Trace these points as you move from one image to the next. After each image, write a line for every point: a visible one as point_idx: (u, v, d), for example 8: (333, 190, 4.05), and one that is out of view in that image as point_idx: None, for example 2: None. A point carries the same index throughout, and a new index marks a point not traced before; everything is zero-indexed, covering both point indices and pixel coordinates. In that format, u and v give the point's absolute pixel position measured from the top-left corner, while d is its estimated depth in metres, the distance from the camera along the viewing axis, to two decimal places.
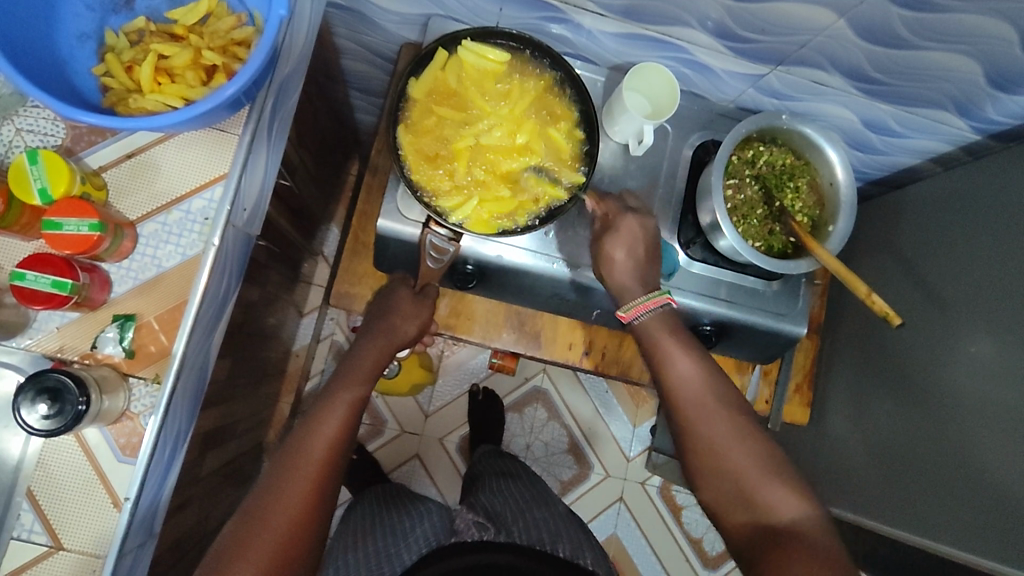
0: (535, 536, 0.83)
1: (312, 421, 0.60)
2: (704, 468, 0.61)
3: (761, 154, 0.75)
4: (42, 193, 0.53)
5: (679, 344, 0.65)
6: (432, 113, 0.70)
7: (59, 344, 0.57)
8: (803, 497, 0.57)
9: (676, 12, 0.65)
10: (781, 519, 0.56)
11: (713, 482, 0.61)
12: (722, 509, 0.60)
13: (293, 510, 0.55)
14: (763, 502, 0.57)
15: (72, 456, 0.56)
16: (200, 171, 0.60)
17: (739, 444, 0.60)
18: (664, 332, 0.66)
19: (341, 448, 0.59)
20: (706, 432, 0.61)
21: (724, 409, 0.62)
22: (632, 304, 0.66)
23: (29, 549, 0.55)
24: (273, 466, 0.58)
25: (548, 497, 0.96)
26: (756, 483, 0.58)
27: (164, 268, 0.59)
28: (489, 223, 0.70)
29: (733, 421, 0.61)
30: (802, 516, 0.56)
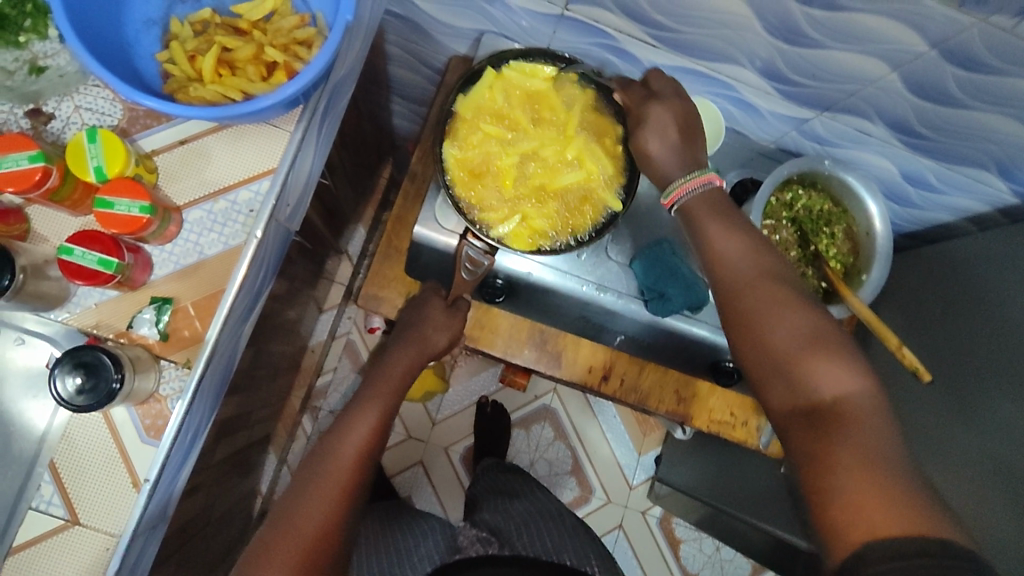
0: (540, 549, 0.82)
1: (342, 429, 0.60)
2: (744, 342, 0.52)
3: (799, 198, 0.76)
4: (98, 171, 0.54)
5: (718, 217, 0.55)
6: (478, 131, 0.71)
7: (96, 320, 0.58)
8: (854, 367, 0.48)
9: (728, 49, 0.66)
10: (824, 395, 0.47)
11: (751, 354, 0.51)
12: (764, 386, 0.51)
13: (320, 515, 0.55)
14: (806, 376, 0.48)
15: (98, 432, 0.57)
16: (248, 165, 0.61)
17: (785, 309, 0.50)
18: (706, 210, 0.56)
19: (372, 451, 0.60)
20: (750, 300, 0.51)
21: (770, 277, 0.52)
22: (672, 188, 0.58)
23: (45, 521, 0.56)
24: (304, 470, 0.58)
25: (555, 509, 0.95)
26: (800, 354, 0.49)
27: (205, 255, 0.60)
28: (527, 240, 0.71)
29: (778, 285, 0.51)
30: (855, 389, 0.47)
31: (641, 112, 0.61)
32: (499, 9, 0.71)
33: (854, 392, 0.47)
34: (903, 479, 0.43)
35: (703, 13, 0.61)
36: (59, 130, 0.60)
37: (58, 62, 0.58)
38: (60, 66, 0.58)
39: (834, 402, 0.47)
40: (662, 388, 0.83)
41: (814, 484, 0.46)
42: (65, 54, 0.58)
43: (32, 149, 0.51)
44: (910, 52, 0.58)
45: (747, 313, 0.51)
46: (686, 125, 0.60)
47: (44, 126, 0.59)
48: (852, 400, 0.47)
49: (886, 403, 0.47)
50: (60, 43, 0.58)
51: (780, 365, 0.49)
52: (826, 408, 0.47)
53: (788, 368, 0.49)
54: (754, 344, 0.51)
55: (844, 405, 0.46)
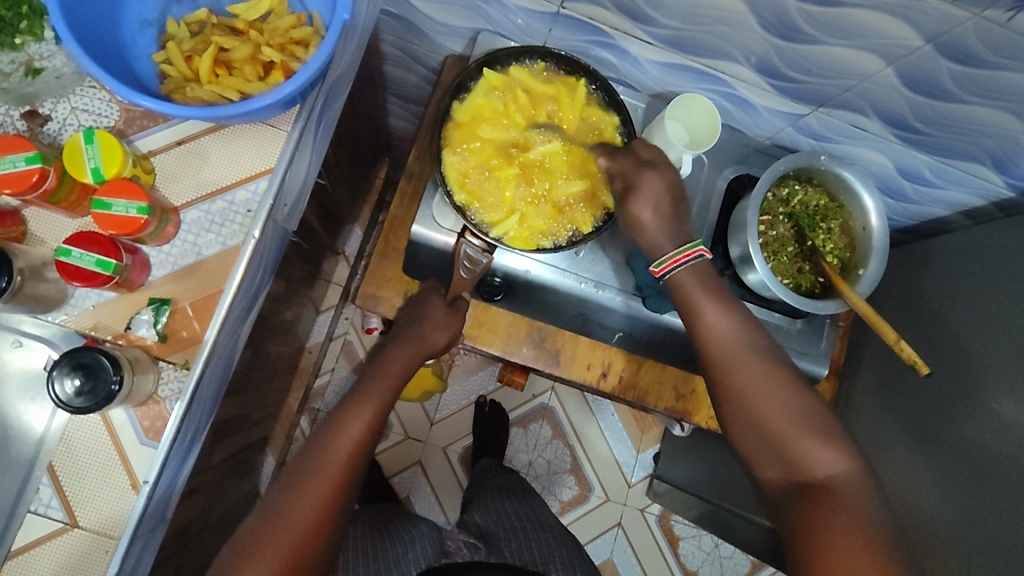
0: (527, 558, 0.82)
1: (336, 424, 0.60)
2: (735, 417, 0.58)
3: (795, 193, 0.76)
4: (95, 172, 0.54)
5: (713, 296, 0.60)
6: (476, 131, 0.71)
7: (93, 322, 0.57)
8: (841, 448, 0.54)
9: (724, 45, 0.67)
10: (817, 472, 0.53)
11: (739, 428, 0.57)
12: (757, 462, 0.57)
13: (312, 509, 0.55)
14: (798, 453, 0.54)
15: (97, 434, 0.56)
16: (246, 165, 0.61)
17: (775, 391, 0.56)
18: (698, 285, 0.61)
19: (365, 448, 0.60)
20: (741, 377, 0.57)
21: (758, 354, 0.58)
22: (664, 258, 0.61)
23: (44, 524, 0.55)
24: (293, 464, 0.58)
25: (547, 519, 0.94)
26: (795, 434, 0.55)
27: (203, 255, 0.60)
28: (527, 238, 0.71)
29: (768, 367, 0.57)
30: (843, 468, 0.53)
31: (633, 175, 0.64)
32: (495, 8, 0.71)
33: (842, 469, 0.53)
34: (891, 552, 0.48)
35: (699, 10, 0.61)
36: (54, 132, 0.59)
37: (54, 63, 0.58)
38: (55, 68, 0.58)
39: (826, 478, 0.53)
40: (660, 385, 0.83)
41: (808, 557, 0.50)
42: (60, 55, 0.58)
43: (29, 151, 0.51)
44: (904, 46, 0.59)
45: (741, 390, 0.57)
46: (674, 197, 0.64)
47: (41, 128, 0.59)
48: (839, 477, 0.53)
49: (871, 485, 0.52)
50: (55, 44, 0.57)
51: (777, 442, 0.55)
52: (819, 485, 0.53)
53: (783, 447, 0.55)
54: (749, 418, 0.56)
55: (834, 482, 0.52)
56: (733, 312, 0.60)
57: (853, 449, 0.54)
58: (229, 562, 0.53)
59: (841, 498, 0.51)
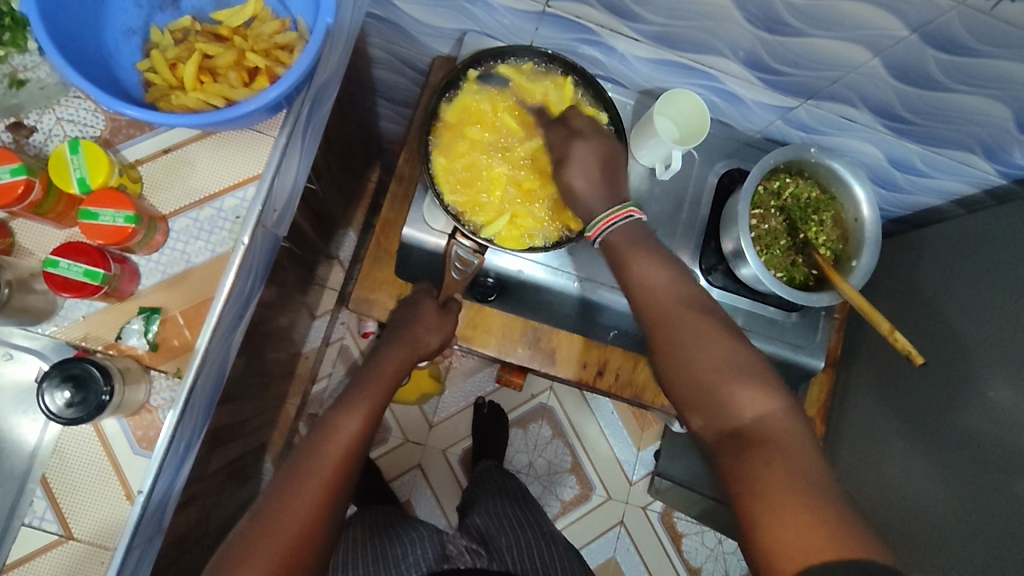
0: (528, 566, 0.82)
1: (328, 428, 0.60)
2: (672, 370, 0.58)
3: (787, 186, 0.75)
4: (81, 182, 0.54)
5: (645, 252, 0.61)
6: (464, 132, 0.71)
7: (84, 333, 0.57)
8: (768, 390, 0.53)
9: (710, 40, 0.67)
10: (747, 417, 0.53)
11: (677, 383, 0.57)
12: (692, 412, 0.56)
13: (306, 512, 0.54)
14: (726, 399, 0.54)
15: (90, 445, 0.56)
16: (234, 171, 0.61)
17: (708, 343, 0.56)
18: (627, 241, 0.62)
19: (357, 452, 0.60)
20: (672, 328, 0.58)
21: (690, 306, 0.58)
22: (594, 223, 0.63)
23: (39, 537, 0.55)
24: (287, 467, 0.58)
25: (544, 525, 0.93)
26: (724, 380, 0.54)
27: (192, 263, 0.59)
28: (519, 237, 0.71)
29: (701, 319, 0.57)
30: (771, 411, 0.52)
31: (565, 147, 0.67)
32: (481, 8, 0.71)
33: (770, 412, 0.52)
34: (824, 493, 0.46)
35: (683, 6, 0.61)
36: (41, 143, 0.59)
37: (38, 74, 0.58)
38: (39, 78, 0.58)
39: (756, 421, 0.52)
40: (657, 382, 0.83)
41: (741, 503, 0.49)
42: (44, 66, 0.58)
43: (14, 163, 0.51)
44: (890, 36, 0.58)
45: (672, 343, 0.57)
46: (607, 163, 0.65)
47: (26, 139, 0.58)
48: (770, 421, 0.52)
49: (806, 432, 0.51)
50: (39, 55, 0.58)
51: (707, 390, 0.55)
52: (747, 430, 0.52)
53: (712, 395, 0.54)
54: (681, 370, 0.56)
55: (763, 425, 0.51)
56: (670, 270, 0.61)
57: (788, 396, 0.54)
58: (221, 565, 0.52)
59: (769, 440, 0.50)
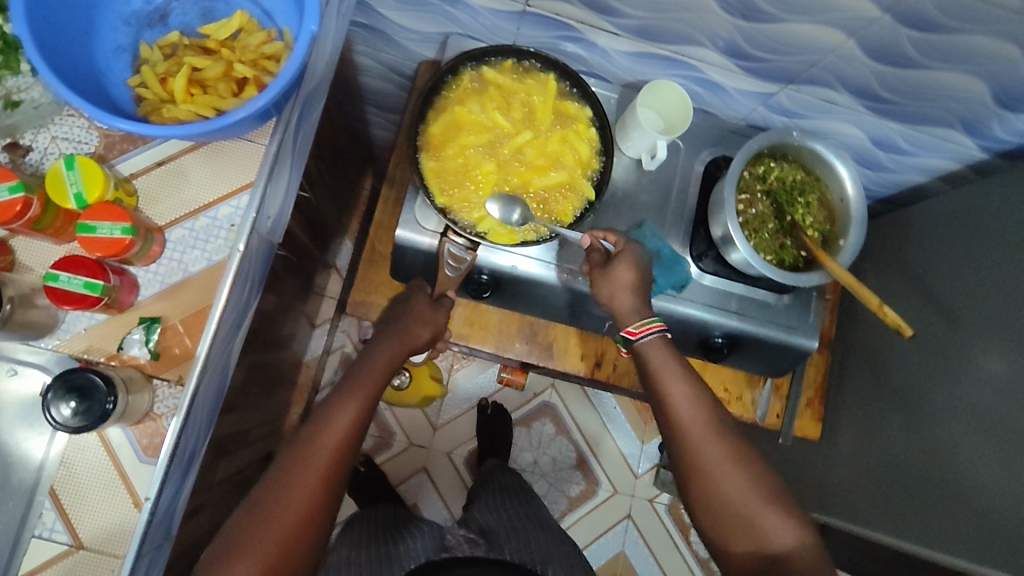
0: (526, 558, 0.83)
1: (323, 419, 0.61)
2: (699, 494, 0.63)
3: (772, 170, 0.76)
4: (78, 197, 0.55)
5: (679, 372, 0.67)
6: (452, 132, 0.72)
7: (86, 345, 0.58)
8: (797, 524, 0.60)
9: (688, 31, 0.68)
10: (778, 548, 0.59)
11: (705, 503, 0.63)
12: (720, 537, 0.62)
13: (299, 506, 0.57)
14: (762, 528, 0.60)
15: (96, 455, 0.57)
16: (227, 180, 0.62)
17: (737, 471, 0.62)
18: (662, 356, 0.68)
19: (351, 444, 0.61)
20: (707, 457, 0.63)
21: (723, 435, 0.64)
22: (639, 323, 0.68)
23: (50, 547, 0.56)
24: (281, 461, 0.59)
25: (548, 518, 0.94)
26: (756, 510, 0.61)
27: (190, 273, 0.60)
28: (513, 233, 0.71)
29: (728, 442, 0.64)
30: (799, 545, 0.59)
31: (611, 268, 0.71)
32: (462, 10, 0.73)
33: (797, 543, 0.59)
34: None
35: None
36: (36, 161, 0.60)
37: (32, 95, 0.59)
38: (34, 99, 0.59)
39: (785, 555, 0.58)
40: None
41: None
42: (37, 86, 0.60)
43: (12, 180, 0.52)
44: (864, 17, 0.60)
45: (705, 467, 0.63)
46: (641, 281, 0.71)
47: (22, 158, 0.59)
48: (798, 553, 0.58)
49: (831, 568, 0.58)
50: (31, 76, 0.59)
51: (739, 516, 0.61)
52: (778, 561, 0.58)
53: (747, 524, 0.60)
54: (714, 495, 0.62)
55: (795, 558, 0.58)
56: (697, 387, 0.67)
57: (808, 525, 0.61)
58: (217, 555, 0.55)
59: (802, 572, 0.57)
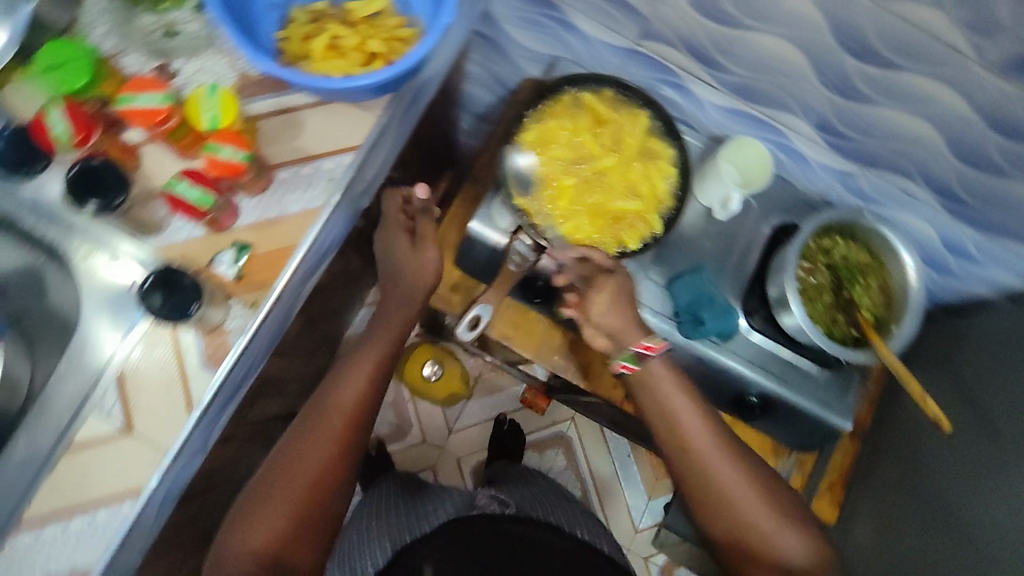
0: (557, 519, 0.90)
1: (342, 378, 0.73)
2: (710, 509, 0.69)
3: (837, 245, 0.78)
4: (211, 121, 0.60)
5: (682, 385, 0.73)
6: (542, 143, 0.77)
7: (180, 253, 0.62)
8: (796, 526, 0.68)
9: (782, 95, 0.72)
10: (779, 551, 0.67)
11: (718, 522, 0.69)
12: (741, 560, 0.69)
13: (324, 453, 0.67)
14: (769, 537, 0.67)
15: (162, 353, 0.61)
16: (336, 139, 0.67)
17: (748, 492, 0.69)
18: (663, 373, 0.72)
19: (369, 399, 0.72)
20: (711, 470, 0.69)
21: (732, 458, 0.70)
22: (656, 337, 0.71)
23: (103, 427, 0.59)
24: (304, 417, 0.70)
25: (562, 493, 1.00)
26: (771, 526, 0.68)
27: (285, 212, 0.65)
28: (579, 246, 0.76)
29: (738, 468, 0.70)
30: (802, 549, 0.67)
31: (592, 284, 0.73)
32: (577, 38, 0.79)
33: (801, 549, 0.67)
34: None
35: (762, 58, 0.68)
36: (178, 85, 0.66)
37: (191, 28, 0.66)
38: (191, 31, 0.66)
39: (786, 557, 0.67)
40: None
41: None
42: (195, 22, 0.67)
43: (164, 91, 0.59)
44: (956, 114, 0.62)
45: (715, 483, 0.69)
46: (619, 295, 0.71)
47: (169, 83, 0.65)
48: (802, 554, 0.67)
49: (828, 559, 0.68)
50: (193, 13, 0.66)
51: (746, 532, 0.68)
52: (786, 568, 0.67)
53: (756, 539, 0.67)
54: (730, 514, 0.68)
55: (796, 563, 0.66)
56: (694, 403, 0.72)
57: (809, 529, 0.69)
58: (252, 499, 0.65)
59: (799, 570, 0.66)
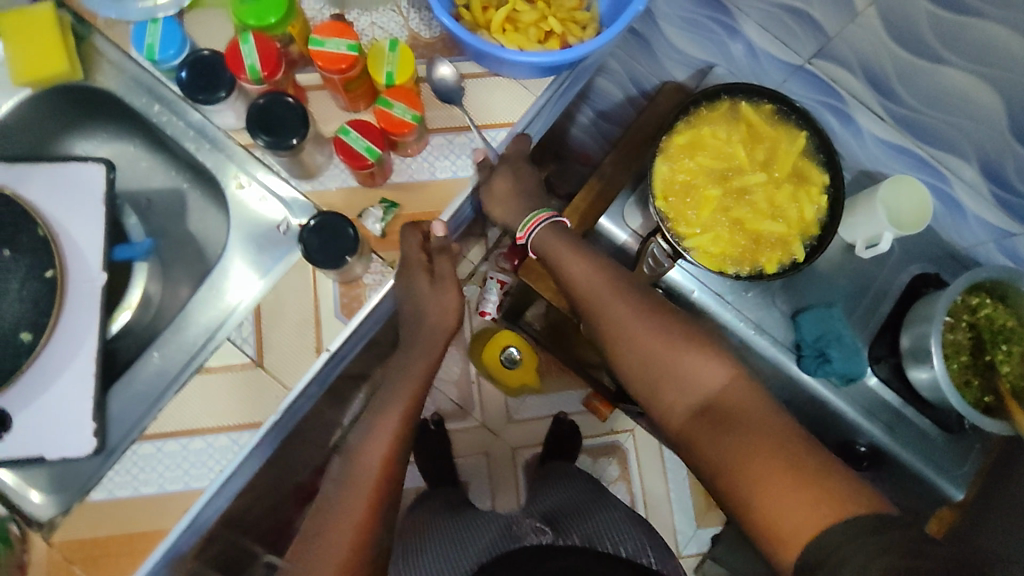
0: (596, 535, 0.72)
1: (363, 434, 0.58)
2: (619, 350, 0.62)
3: (985, 306, 0.73)
4: (388, 76, 0.60)
5: (578, 247, 0.65)
6: (690, 149, 0.75)
7: (332, 201, 0.63)
8: (713, 353, 0.59)
9: (952, 137, 0.68)
10: (708, 388, 0.58)
11: (632, 370, 0.62)
12: (702, 447, 0.56)
13: (353, 523, 0.54)
14: (688, 367, 0.59)
15: (301, 295, 0.61)
16: (495, 113, 0.67)
17: (647, 324, 0.62)
18: (557, 240, 0.65)
19: (399, 448, 0.58)
20: (609, 312, 0.62)
21: (624, 295, 0.63)
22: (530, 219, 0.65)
23: (235, 355, 0.60)
24: (322, 502, 0.57)
25: (602, 499, 0.84)
26: (674, 355, 0.60)
27: (435, 176, 0.65)
28: (713, 259, 0.74)
29: (629, 296, 0.63)
30: (727, 377, 0.58)
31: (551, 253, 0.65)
32: (741, 46, 0.76)
33: (724, 379, 0.58)
34: (787, 418, 0.55)
35: (942, 91, 0.64)
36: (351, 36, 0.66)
37: None
38: None
39: (725, 405, 0.57)
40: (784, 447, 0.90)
41: (738, 505, 0.52)
42: None
43: (354, 41, 0.59)
44: None
45: (613, 322, 0.62)
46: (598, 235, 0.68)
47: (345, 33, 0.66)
48: (728, 388, 0.58)
49: (749, 377, 0.59)
50: None
51: (685, 383, 0.59)
52: (713, 405, 0.57)
53: (666, 377, 0.60)
54: (645, 356, 0.61)
55: (730, 406, 0.56)
56: (593, 259, 0.65)
57: (736, 363, 0.59)
58: None
59: (742, 413, 0.55)
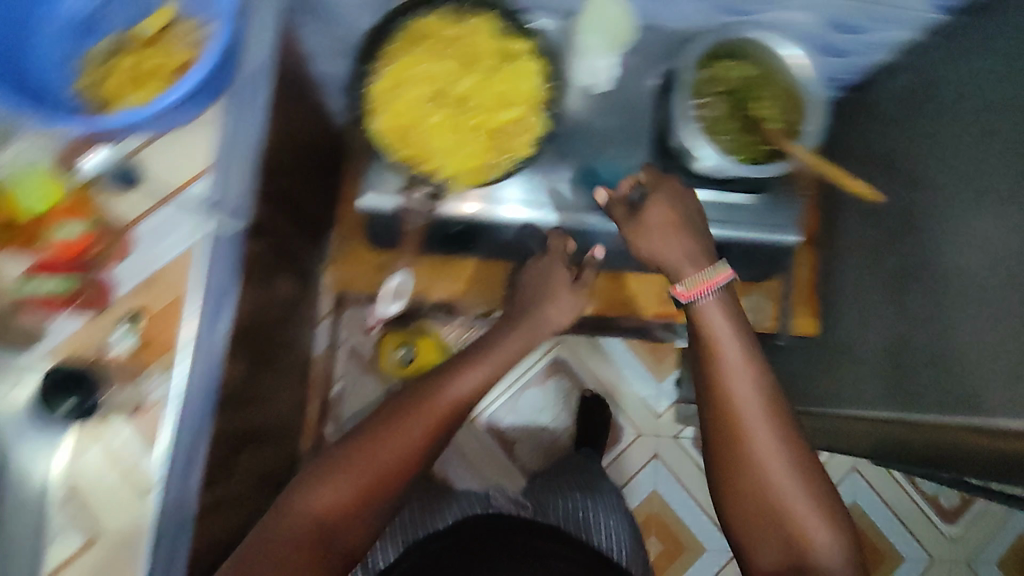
0: (572, 521, 0.90)
1: (437, 381, 0.66)
2: (723, 485, 0.64)
3: (723, 69, 0.75)
4: (31, 207, 0.56)
5: (734, 315, 0.66)
6: (398, 89, 0.72)
7: (74, 348, 0.60)
8: (837, 526, 0.60)
9: None
10: (799, 547, 0.60)
11: (739, 502, 0.63)
12: (747, 540, 0.63)
13: (398, 452, 0.62)
14: (794, 527, 0.60)
15: (93, 457, 0.58)
16: (187, 167, 0.61)
17: (801, 484, 0.61)
18: (717, 311, 0.65)
19: (467, 402, 0.66)
20: (748, 435, 0.61)
21: (802, 470, 0.61)
22: (696, 282, 0.66)
23: (66, 547, 0.56)
24: (386, 410, 0.65)
25: (602, 486, 1.00)
26: (785, 506, 0.60)
27: (161, 263, 0.60)
28: (475, 175, 0.74)
29: (788, 428, 0.62)
30: (828, 552, 0.59)
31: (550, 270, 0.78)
32: None
33: (832, 546, 0.59)
34: None
35: None
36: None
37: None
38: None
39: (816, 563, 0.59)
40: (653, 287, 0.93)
41: None
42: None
43: None
44: None
45: (753, 460, 0.61)
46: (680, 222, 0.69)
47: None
48: (828, 559, 0.59)
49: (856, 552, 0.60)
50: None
51: (772, 520, 0.61)
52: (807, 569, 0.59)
53: (780, 525, 0.60)
54: (761, 483, 0.61)
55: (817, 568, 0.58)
56: (764, 383, 0.63)
57: (843, 525, 0.60)
58: (290, 490, 0.61)
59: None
